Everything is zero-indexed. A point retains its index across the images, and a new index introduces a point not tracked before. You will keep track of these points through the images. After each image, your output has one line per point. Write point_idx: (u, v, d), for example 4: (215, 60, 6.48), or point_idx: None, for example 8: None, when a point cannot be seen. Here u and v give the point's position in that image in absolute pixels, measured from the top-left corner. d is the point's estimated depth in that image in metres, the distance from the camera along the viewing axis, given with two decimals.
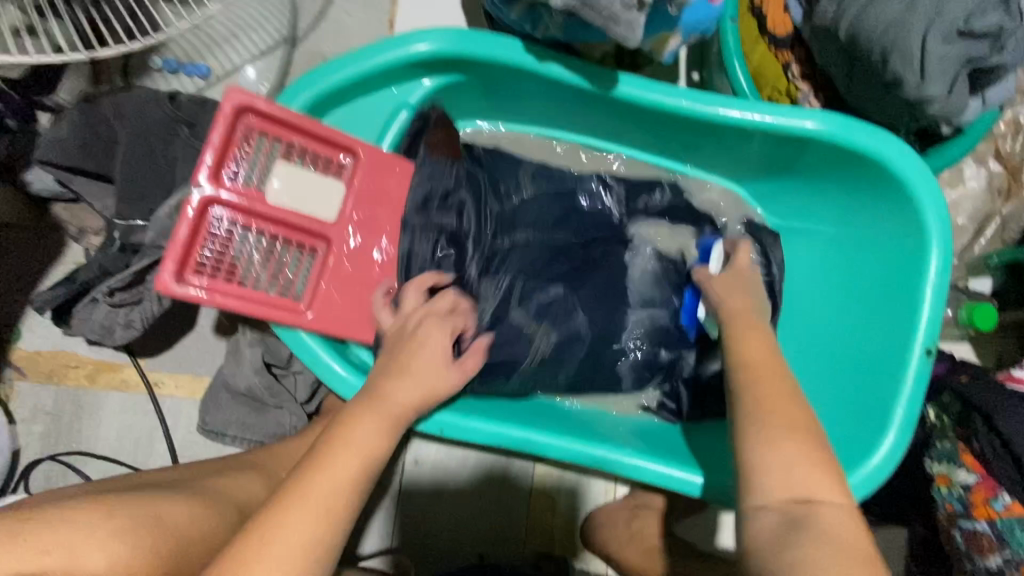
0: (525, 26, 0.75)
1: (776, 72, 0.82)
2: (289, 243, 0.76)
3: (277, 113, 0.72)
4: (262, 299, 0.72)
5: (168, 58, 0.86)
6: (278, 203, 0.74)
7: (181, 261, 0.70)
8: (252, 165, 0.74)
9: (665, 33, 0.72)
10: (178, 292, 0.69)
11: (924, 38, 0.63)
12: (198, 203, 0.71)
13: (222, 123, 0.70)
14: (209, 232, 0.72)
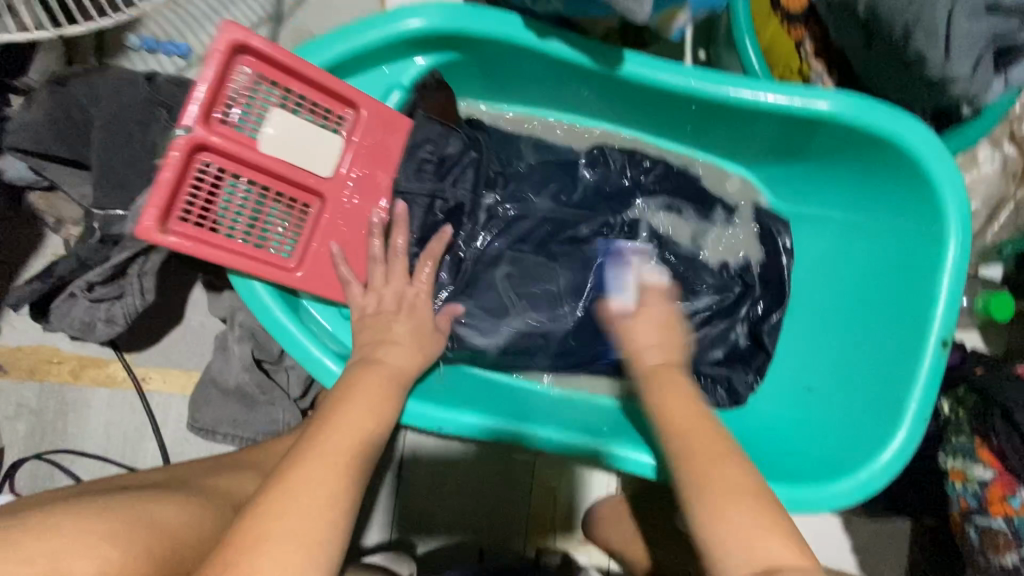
0: (525, 1, 0.70)
1: (788, 50, 0.79)
2: (279, 196, 0.72)
3: (276, 54, 0.67)
4: (251, 254, 0.69)
5: (145, 36, 0.81)
6: (269, 153, 0.70)
7: (166, 206, 0.65)
8: (246, 110, 0.70)
9: (675, 7, 0.67)
10: (161, 239, 0.64)
11: (951, 13, 0.59)
12: (183, 144, 0.65)
13: (217, 60, 0.65)
14: (195, 176, 0.68)
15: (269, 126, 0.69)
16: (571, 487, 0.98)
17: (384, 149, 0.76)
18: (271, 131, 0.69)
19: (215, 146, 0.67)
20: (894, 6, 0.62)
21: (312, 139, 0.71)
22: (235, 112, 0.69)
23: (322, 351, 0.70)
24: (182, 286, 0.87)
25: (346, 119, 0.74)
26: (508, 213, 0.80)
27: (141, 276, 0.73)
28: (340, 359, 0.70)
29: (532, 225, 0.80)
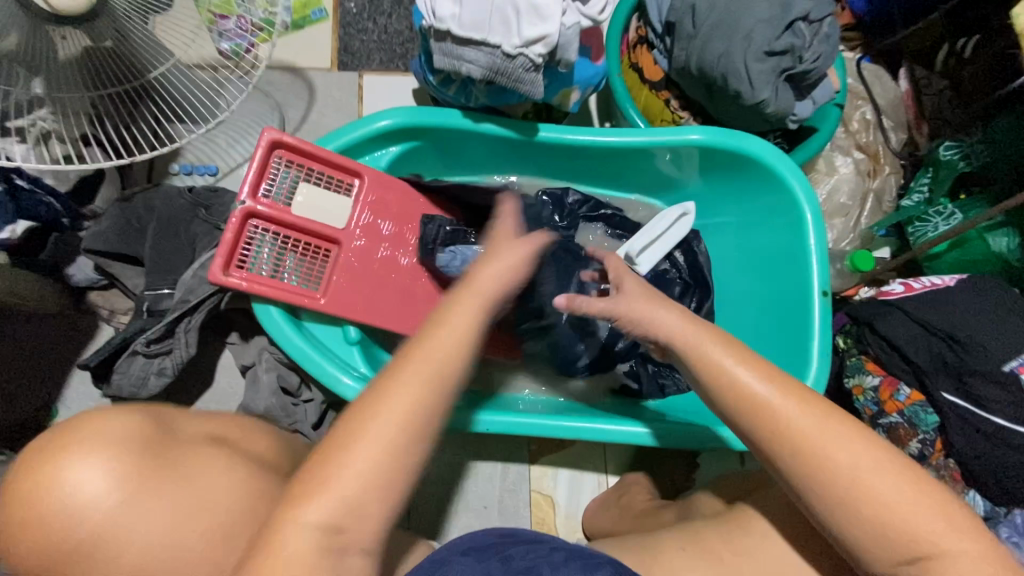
0: (461, 99, 0.98)
1: (659, 107, 1.07)
2: (309, 246, 0.94)
3: (299, 145, 0.91)
4: (288, 289, 0.89)
5: (184, 163, 1.07)
6: (300, 215, 0.93)
7: (226, 258, 0.87)
8: (280, 186, 0.93)
9: (566, 88, 0.95)
10: (223, 281, 0.85)
11: (745, 61, 0.87)
12: (240, 213, 0.89)
13: (260, 152, 0.90)
14: (248, 237, 0.90)
15: (300, 195, 0.93)
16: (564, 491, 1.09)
17: (385, 205, 0.99)
18: (300, 200, 0.93)
19: (262, 213, 0.90)
20: (711, 62, 0.90)
21: (330, 202, 0.95)
22: (272, 189, 0.92)
23: (334, 368, 0.86)
24: (212, 352, 1.04)
25: (353, 186, 0.97)
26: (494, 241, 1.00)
27: (188, 331, 0.88)
28: (353, 376, 0.86)
29: None
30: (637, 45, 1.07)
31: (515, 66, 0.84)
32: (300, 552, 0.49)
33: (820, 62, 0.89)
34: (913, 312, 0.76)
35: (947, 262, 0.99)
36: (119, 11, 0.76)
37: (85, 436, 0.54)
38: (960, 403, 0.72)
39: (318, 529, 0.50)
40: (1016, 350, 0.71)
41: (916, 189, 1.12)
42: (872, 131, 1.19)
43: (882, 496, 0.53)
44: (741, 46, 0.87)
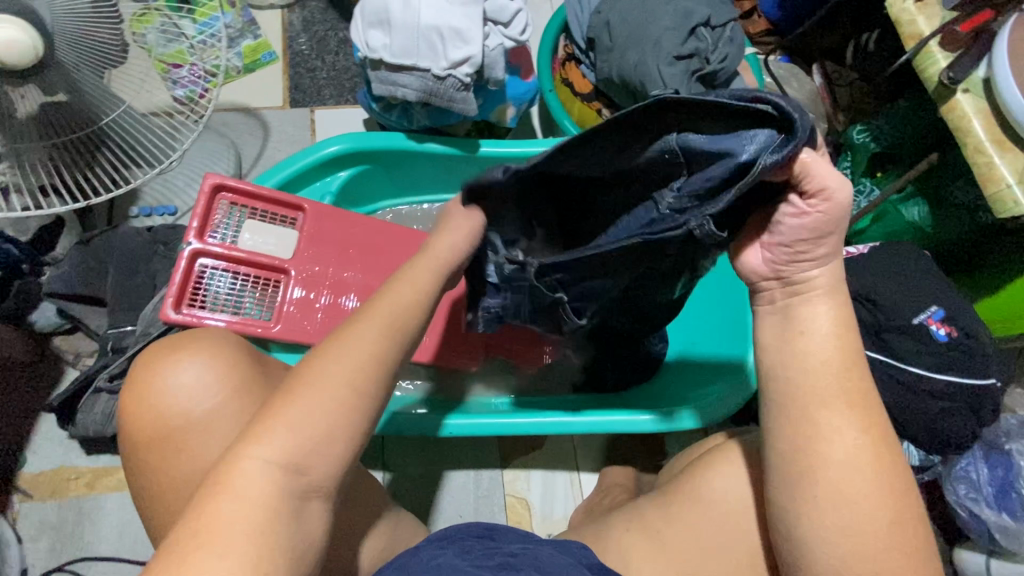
0: (403, 123, 1.04)
1: (593, 117, 1.14)
2: (258, 279, 0.94)
3: (243, 186, 0.93)
4: (243, 321, 0.90)
5: (143, 206, 1.11)
6: (248, 250, 0.93)
7: (178, 296, 0.87)
8: (227, 225, 0.94)
9: (501, 105, 1.02)
10: (175, 320, 0.86)
11: (659, 66, 0.94)
12: (188, 254, 0.89)
13: (203, 198, 0.91)
14: (198, 277, 0.90)
15: (246, 232, 0.94)
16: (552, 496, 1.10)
17: (329, 232, 0.98)
18: (246, 237, 0.94)
19: (210, 252, 0.90)
20: (629, 70, 0.97)
21: (276, 235, 0.95)
22: (218, 229, 0.93)
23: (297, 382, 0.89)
24: None
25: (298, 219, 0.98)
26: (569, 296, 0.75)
27: None
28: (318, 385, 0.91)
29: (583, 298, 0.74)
30: (566, 63, 1.15)
31: (447, 88, 0.90)
32: (261, 492, 0.46)
33: (727, 63, 0.98)
34: None
35: (870, 235, 1.06)
36: (68, 64, 0.79)
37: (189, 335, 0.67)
38: (881, 358, 0.77)
39: (279, 466, 0.47)
40: (924, 305, 0.77)
41: (840, 173, 1.19)
42: None
43: (820, 452, 0.55)
44: (653, 54, 0.94)
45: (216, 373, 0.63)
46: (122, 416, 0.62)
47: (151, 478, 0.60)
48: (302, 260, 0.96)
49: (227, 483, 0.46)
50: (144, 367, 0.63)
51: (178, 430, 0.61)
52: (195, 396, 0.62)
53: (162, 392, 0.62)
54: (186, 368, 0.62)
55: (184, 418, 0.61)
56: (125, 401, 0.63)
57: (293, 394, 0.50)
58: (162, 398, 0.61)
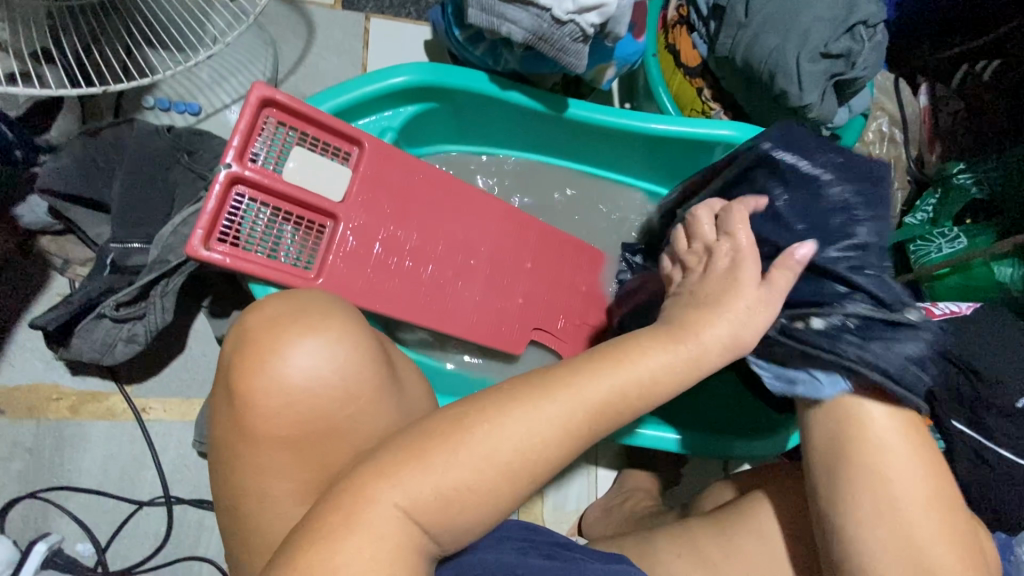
0: (488, 62, 0.89)
1: (692, 96, 1.01)
2: (300, 219, 0.79)
3: (296, 105, 0.78)
4: (280, 266, 0.76)
5: (160, 97, 0.94)
6: (292, 183, 0.78)
7: (208, 228, 0.73)
8: (269, 149, 0.78)
9: (603, 64, 0.88)
10: (204, 257, 0.72)
11: (798, 61, 0.83)
12: (225, 178, 0.74)
13: (248, 112, 0.75)
14: (231, 207, 0.75)
15: (291, 162, 0.78)
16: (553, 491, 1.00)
17: (384, 177, 0.84)
18: (291, 166, 0.78)
19: (250, 180, 0.75)
20: (761, 56, 0.85)
21: (325, 170, 0.80)
22: (260, 153, 0.77)
23: None
24: (185, 316, 0.93)
25: (351, 156, 0.83)
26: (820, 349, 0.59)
27: (164, 295, 0.78)
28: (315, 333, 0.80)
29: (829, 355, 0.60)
30: (676, 26, 1.01)
31: (562, 34, 0.76)
32: (364, 551, 0.45)
33: (870, 70, 0.86)
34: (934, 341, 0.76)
35: (948, 284, 1.02)
36: None
37: (330, 304, 0.57)
38: (968, 432, 0.74)
39: (396, 527, 0.46)
40: None
41: (921, 208, 1.12)
42: (885, 143, 1.17)
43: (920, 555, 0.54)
44: (794, 44, 0.83)
45: (360, 361, 0.55)
46: (245, 383, 0.52)
47: (255, 459, 0.53)
48: (351, 205, 0.81)
49: (348, 540, 0.45)
50: (279, 335, 0.53)
51: (309, 421, 0.53)
52: (334, 387, 0.53)
53: (299, 371, 0.52)
54: (329, 351, 0.53)
55: (318, 409, 0.53)
56: (240, 361, 0.53)
57: (448, 459, 0.47)
58: (294, 379, 0.52)
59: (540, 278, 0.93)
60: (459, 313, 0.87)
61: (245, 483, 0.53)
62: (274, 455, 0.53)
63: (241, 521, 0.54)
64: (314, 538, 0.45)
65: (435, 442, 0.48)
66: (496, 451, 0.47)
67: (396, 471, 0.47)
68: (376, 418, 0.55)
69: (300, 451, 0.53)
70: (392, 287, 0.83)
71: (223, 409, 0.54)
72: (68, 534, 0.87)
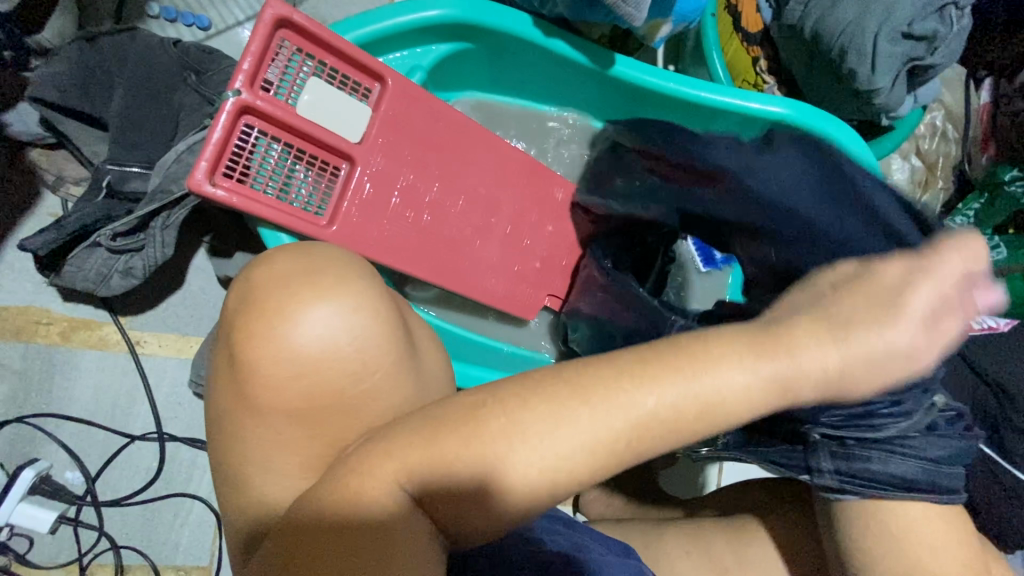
0: (534, 3, 0.80)
1: (746, 65, 0.93)
2: (312, 159, 0.72)
3: (315, 28, 0.68)
4: (289, 210, 0.69)
5: (167, 6, 0.85)
6: (306, 118, 0.70)
7: (213, 161, 0.65)
8: (283, 78, 0.69)
9: (660, 19, 0.80)
10: (209, 195, 0.64)
11: (875, 38, 0.76)
12: (232, 107, 0.65)
13: (261, 32, 0.65)
14: (238, 139, 0.68)
15: (306, 95, 0.70)
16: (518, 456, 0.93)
17: (409, 121, 0.75)
18: (306, 98, 0.70)
19: (261, 111, 0.67)
20: (832, 30, 0.78)
21: (344, 107, 0.71)
22: (273, 81, 0.68)
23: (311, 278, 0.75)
24: (184, 250, 0.87)
25: (372, 94, 0.74)
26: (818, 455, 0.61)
27: (165, 229, 0.73)
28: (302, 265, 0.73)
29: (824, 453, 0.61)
30: None
31: None
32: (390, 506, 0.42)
33: (949, 59, 0.79)
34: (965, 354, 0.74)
35: None
36: None
37: (351, 266, 0.52)
38: (991, 454, 0.72)
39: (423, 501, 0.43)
40: None
41: (962, 212, 1.07)
42: (936, 139, 1.12)
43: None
44: (875, 19, 0.76)
45: (376, 334, 0.49)
46: (253, 348, 0.47)
47: (276, 423, 0.49)
48: (369, 147, 0.73)
49: (359, 498, 0.42)
50: (294, 298, 0.48)
51: (316, 397, 0.48)
52: (347, 360, 0.48)
53: (315, 338, 0.47)
54: (349, 319, 0.48)
55: (325, 382, 0.48)
56: (247, 318, 0.48)
57: (465, 445, 0.42)
58: (307, 347, 0.47)
59: (562, 244, 0.87)
60: (477, 274, 0.82)
61: (246, 446, 0.50)
62: (297, 423, 0.49)
63: (236, 485, 0.51)
64: (329, 493, 0.43)
65: (446, 426, 0.43)
66: (510, 447, 0.42)
67: (407, 454, 0.43)
68: (391, 396, 0.50)
69: (306, 419, 0.49)
70: (406, 240, 0.76)
71: (224, 370, 0.50)
72: (57, 461, 0.85)
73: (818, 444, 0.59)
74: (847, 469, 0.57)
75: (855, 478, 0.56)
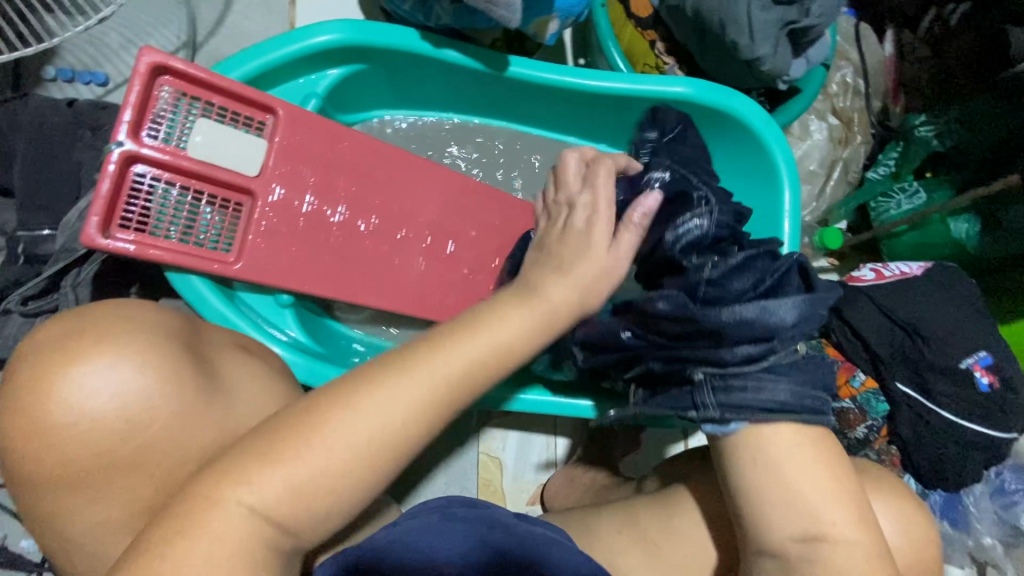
0: (418, 18, 0.82)
1: (644, 48, 0.95)
2: (212, 197, 0.73)
3: (194, 71, 0.69)
4: (190, 251, 0.70)
5: (62, 67, 0.87)
6: (199, 158, 0.71)
7: (107, 212, 0.66)
8: (171, 124, 0.70)
9: (544, 17, 0.81)
10: (106, 247, 0.65)
11: (749, 8, 0.78)
12: (118, 158, 0.66)
13: (138, 82, 0.67)
14: (132, 188, 0.68)
15: (196, 135, 0.71)
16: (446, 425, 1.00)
17: (305, 148, 0.77)
18: (197, 140, 0.71)
19: (151, 157, 0.68)
20: (710, 5, 0.80)
21: (237, 143, 0.72)
22: (161, 128, 0.70)
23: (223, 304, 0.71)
24: None
25: (266, 125, 0.75)
26: (722, 403, 0.58)
27: (77, 286, 0.73)
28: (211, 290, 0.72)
29: (735, 395, 0.57)
30: None
31: None
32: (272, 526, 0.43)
33: (826, 18, 0.81)
34: (879, 301, 0.76)
35: (906, 242, 1.00)
36: None
37: (120, 321, 0.52)
38: (913, 394, 0.74)
39: None
40: (972, 349, 0.73)
41: (883, 162, 1.08)
42: (850, 95, 1.10)
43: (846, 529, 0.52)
44: None
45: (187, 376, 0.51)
46: (11, 421, 0.47)
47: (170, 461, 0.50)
48: (271, 177, 0.74)
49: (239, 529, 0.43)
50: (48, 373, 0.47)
51: (84, 464, 0.48)
52: (101, 427, 0.48)
53: (67, 407, 0.47)
54: (117, 378, 0.48)
55: (86, 449, 0.47)
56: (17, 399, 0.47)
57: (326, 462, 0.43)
58: (68, 418, 0.47)
59: (486, 248, 0.88)
60: (399, 289, 0.82)
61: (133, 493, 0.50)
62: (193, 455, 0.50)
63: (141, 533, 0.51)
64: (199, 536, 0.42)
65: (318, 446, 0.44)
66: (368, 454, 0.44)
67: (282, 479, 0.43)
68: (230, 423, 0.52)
69: (212, 448, 0.52)
70: (320, 264, 0.77)
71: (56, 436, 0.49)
72: (11, 531, 0.85)
73: (702, 383, 0.59)
74: (729, 401, 0.57)
75: (735, 409, 0.57)
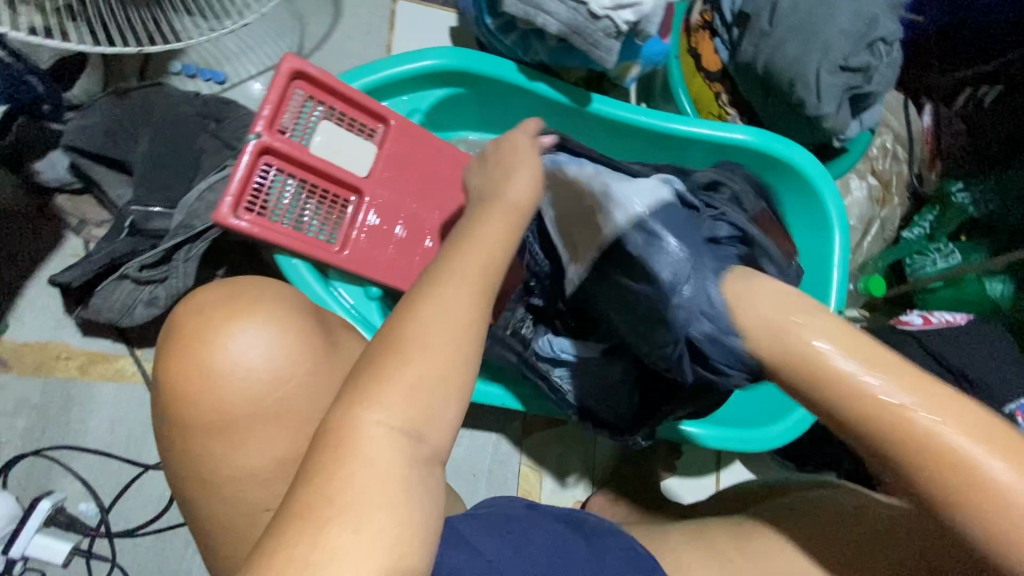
0: (517, 52, 0.90)
1: (710, 98, 1.04)
2: (324, 191, 0.79)
3: (327, 78, 0.77)
4: (303, 238, 0.76)
5: (186, 64, 0.95)
6: (320, 156, 0.78)
7: (237, 196, 0.71)
8: (298, 123, 0.77)
9: (629, 62, 0.90)
10: (234, 226, 0.70)
11: (817, 71, 0.86)
12: (254, 148, 0.73)
13: (280, 83, 0.74)
14: (258, 176, 0.74)
15: (319, 136, 0.78)
16: (489, 432, 1.02)
17: (409, 156, 0.84)
18: (318, 139, 0.78)
19: (281, 150, 0.74)
20: (782, 65, 0.89)
21: (353, 146, 0.80)
22: (290, 125, 0.77)
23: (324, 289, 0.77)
24: None
25: (376, 133, 0.83)
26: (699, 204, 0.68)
27: (188, 260, 0.79)
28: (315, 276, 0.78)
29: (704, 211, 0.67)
30: (700, 30, 1.03)
31: (595, 28, 0.78)
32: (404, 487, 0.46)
33: (883, 86, 0.90)
34: (931, 346, 0.81)
35: (941, 297, 1.06)
36: None
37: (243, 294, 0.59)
38: None
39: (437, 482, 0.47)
40: (1017, 395, 0.78)
41: (919, 224, 1.15)
42: (889, 159, 1.19)
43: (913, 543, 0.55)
44: (816, 55, 0.86)
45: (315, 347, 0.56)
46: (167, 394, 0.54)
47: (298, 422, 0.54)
48: (376, 179, 0.81)
49: None
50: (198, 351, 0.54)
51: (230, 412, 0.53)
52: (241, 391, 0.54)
53: (222, 363, 0.54)
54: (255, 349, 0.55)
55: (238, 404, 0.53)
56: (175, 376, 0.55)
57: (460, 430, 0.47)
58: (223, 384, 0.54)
59: None
60: None
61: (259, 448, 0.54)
62: None
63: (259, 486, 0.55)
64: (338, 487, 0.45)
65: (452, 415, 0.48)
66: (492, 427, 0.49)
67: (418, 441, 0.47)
68: None
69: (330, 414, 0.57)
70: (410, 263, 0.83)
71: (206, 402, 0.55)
72: (71, 493, 0.87)
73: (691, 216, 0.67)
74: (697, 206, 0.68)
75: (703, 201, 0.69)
